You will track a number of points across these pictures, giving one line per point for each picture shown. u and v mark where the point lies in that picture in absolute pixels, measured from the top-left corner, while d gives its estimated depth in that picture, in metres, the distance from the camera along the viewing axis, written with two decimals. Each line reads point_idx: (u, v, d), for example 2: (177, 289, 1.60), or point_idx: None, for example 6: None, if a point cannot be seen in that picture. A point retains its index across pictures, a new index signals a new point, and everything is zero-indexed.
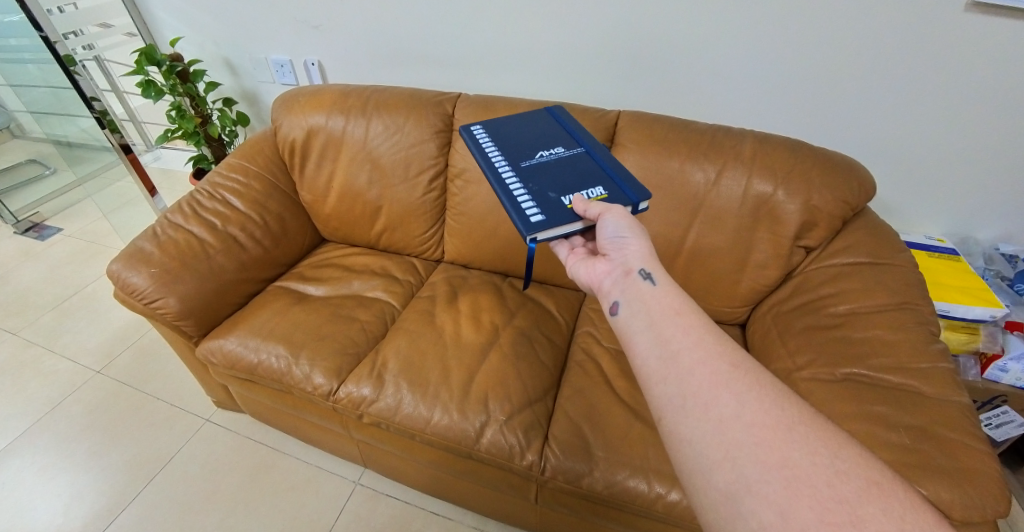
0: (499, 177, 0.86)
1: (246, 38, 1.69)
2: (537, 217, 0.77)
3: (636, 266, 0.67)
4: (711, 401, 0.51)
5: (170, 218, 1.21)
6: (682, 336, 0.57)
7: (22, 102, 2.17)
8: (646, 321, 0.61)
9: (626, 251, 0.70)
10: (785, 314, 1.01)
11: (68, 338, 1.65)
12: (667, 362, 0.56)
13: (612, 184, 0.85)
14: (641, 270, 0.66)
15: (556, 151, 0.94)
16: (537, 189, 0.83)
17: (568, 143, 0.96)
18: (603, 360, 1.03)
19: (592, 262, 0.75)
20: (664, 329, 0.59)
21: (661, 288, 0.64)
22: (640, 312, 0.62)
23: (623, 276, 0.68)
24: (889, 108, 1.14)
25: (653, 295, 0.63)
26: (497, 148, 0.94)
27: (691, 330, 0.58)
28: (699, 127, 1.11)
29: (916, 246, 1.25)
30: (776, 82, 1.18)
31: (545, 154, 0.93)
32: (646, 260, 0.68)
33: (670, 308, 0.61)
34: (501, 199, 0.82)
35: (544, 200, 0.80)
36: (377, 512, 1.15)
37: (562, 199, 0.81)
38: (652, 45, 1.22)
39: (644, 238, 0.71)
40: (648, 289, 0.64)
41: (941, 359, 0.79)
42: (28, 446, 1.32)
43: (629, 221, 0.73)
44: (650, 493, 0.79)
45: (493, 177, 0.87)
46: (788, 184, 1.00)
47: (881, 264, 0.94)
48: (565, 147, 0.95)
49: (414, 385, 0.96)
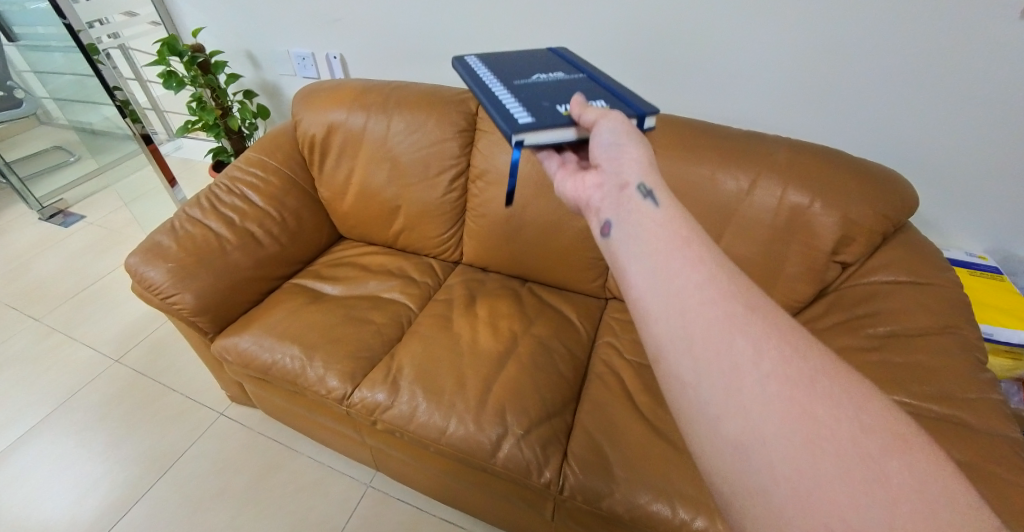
0: (487, 89, 0.75)
1: (269, 30, 1.68)
2: (524, 120, 0.66)
3: (634, 180, 0.55)
4: (722, 350, 0.40)
5: (188, 213, 1.21)
6: (701, 273, 0.45)
7: (46, 89, 2.19)
8: (643, 246, 0.49)
9: (620, 162, 0.58)
10: (818, 333, 0.96)
11: (87, 326, 1.67)
12: (665, 294, 0.45)
13: (614, 99, 0.73)
14: (641, 187, 0.54)
15: (554, 74, 0.83)
16: (529, 99, 0.72)
17: (571, 68, 0.86)
18: (625, 374, 1.00)
19: (582, 177, 0.65)
20: (664, 258, 0.47)
21: (664, 210, 0.51)
22: (636, 234, 0.50)
23: (617, 191, 0.56)
24: (936, 119, 1.07)
25: (653, 217, 0.51)
26: (488, 70, 0.84)
27: (704, 262, 0.46)
28: (733, 133, 1.06)
29: (958, 263, 1.19)
30: (815, 89, 1.13)
31: (541, 75, 0.82)
32: (647, 175, 0.55)
33: (677, 235, 0.48)
34: (486, 108, 0.71)
35: (535, 108, 0.69)
36: (387, 518, 1.13)
37: (556, 108, 0.70)
38: (684, 48, 1.18)
39: (644, 146, 0.59)
40: (649, 210, 0.51)
41: (990, 390, 0.74)
42: (46, 433, 1.34)
43: (629, 128, 0.61)
44: (673, 518, 0.76)
45: (480, 90, 0.76)
46: (826, 196, 0.95)
47: (924, 285, 0.89)
48: (565, 72, 0.84)
49: (428, 392, 0.94)
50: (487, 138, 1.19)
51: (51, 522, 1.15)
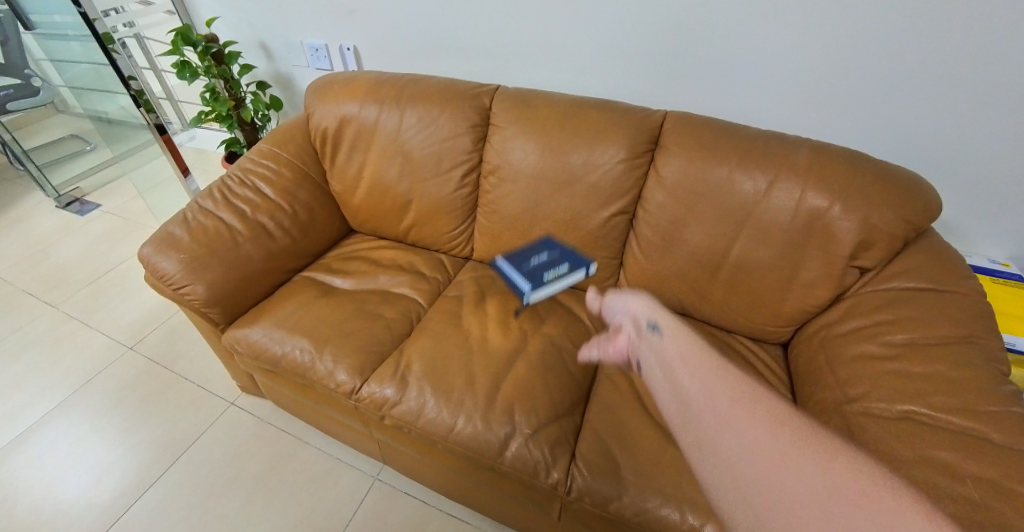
0: (509, 266, 1.04)
1: (282, 20, 1.67)
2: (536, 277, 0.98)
3: (644, 321, 0.65)
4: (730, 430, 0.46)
5: (201, 204, 1.21)
6: (701, 382, 0.51)
7: (62, 78, 2.21)
8: (661, 370, 0.56)
9: (624, 331, 0.68)
10: (834, 339, 0.94)
11: (102, 313, 1.69)
12: (681, 406, 0.51)
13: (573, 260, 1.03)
14: (650, 324, 0.63)
15: (542, 258, 1.05)
16: (532, 275, 1.00)
17: (555, 252, 1.06)
18: (635, 376, 0.99)
19: (599, 340, 0.73)
20: (676, 377, 0.54)
21: (671, 334, 0.60)
22: (659, 366, 0.57)
23: (636, 336, 0.65)
24: (965, 121, 1.03)
25: (666, 342, 0.59)
26: (506, 266, 1.06)
27: (704, 372, 0.53)
28: (752, 133, 1.03)
29: (981, 270, 1.15)
30: (838, 89, 1.09)
31: (535, 263, 1.03)
32: (652, 312, 0.65)
33: (681, 352, 0.56)
34: (510, 273, 1.02)
35: (538, 279, 0.99)
36: (393, 511, 1.14)
37: (548, 279, 0.98)
38: (704, 44, 1.15)
39: (638, 294, 0.71)
40: (661, 340, 0.60)
41: (1013, 403, 0.72)
42: (62, 418, 1.36)
43: (620, 293, 0.74)
44: (682, 524, 0.75)
45: (506, 268, 1.04)
46: (846, 199, 0.92)
47: (946, 292, 0.86)
48: (550, 254, 1.06)
49: (437, 389, 0.94)
50: (501, 134, 1.18)
51: (66, 505, 1.17)
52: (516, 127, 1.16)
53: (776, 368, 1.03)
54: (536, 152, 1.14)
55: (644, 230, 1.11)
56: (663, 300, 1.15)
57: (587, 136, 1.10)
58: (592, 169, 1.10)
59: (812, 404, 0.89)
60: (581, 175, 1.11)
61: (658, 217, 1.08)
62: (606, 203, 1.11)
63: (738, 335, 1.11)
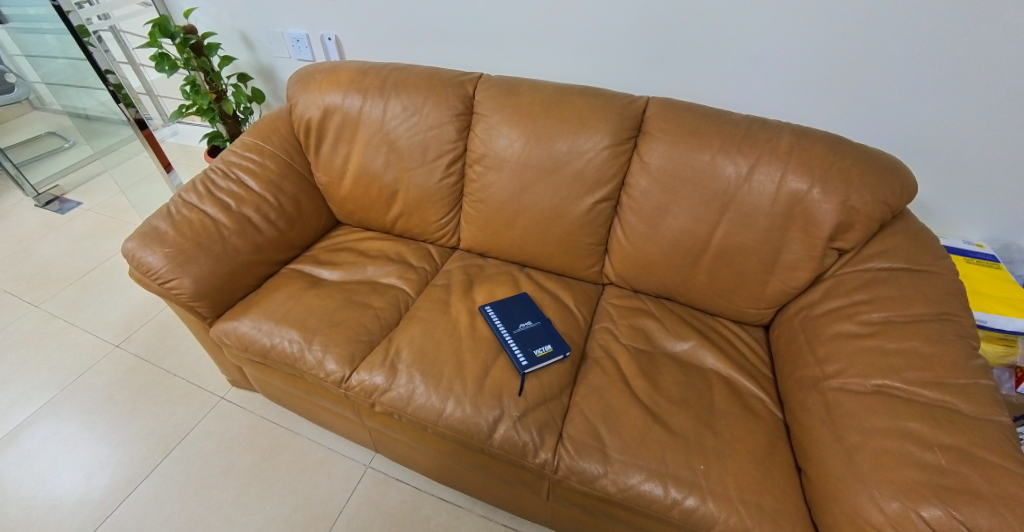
0: (497, 332, 1.03)
1: (264, 11, 1.64)
2: (523, 356, 0.96)
3: None
4: None
5: (184, 197, 1.20)
6: None
7: (36, 73, 2.16)
8: None
9: None
10: (814, 319, 0.96)
11: (88, 311, 1.68)
12: None
13: (555, 339, 1.01)
14: None
15: (528, 329, 1.03)
16: (520, 345, 0.99)
17: (538, 321, 1.06)
18: (621, 359, 1.01)
19: None
20: None
21: None
22: None
23: None
24: (938, 104, 1.06)
25: None
26: (496, 316, 1.06)
27: None
28: (734, 117, 1.04)
29: (955, 250, 1.19)
30: (819, 75, 1.11)
31: (519, 335, 1.02)
32: None
33: None
34: (500, 340, 1.00)
35: (526, 349, 0.98)
36: (387, 497, 1.15)
37: (535, 355, 0.97)
38: (684, 32, 1.16)
39: None
40: None
41: (981, 376, 0.75)
42: (50, 417, 1.36)
43: None
44: (665, 498, 0.78)
45: (495, 328, 1.03)
46: (825, 182, 0.94)
47: (920, 272, 0.89)
48: (533, 325, 1.05)
49: (426, 375, 0.95)
50: (485, 122, 1.18)
51: (58, 501, 1.17)
52: (500, 115, 1.16)
53: (757, 349, 1.06)
54: (520, 140, 1.14)
55: (628, 216, 1.13)
56: (648, 285, 1.17)
57: (571, 124, 1.11)
58: (577, 157, 1.11)
59: (791, 382, 0.92)
60: (565, 162, 1.12)
61: (642, 203, 1.10)
62: (591, 190, 1.12)
63: (722, 318, 1.13)
